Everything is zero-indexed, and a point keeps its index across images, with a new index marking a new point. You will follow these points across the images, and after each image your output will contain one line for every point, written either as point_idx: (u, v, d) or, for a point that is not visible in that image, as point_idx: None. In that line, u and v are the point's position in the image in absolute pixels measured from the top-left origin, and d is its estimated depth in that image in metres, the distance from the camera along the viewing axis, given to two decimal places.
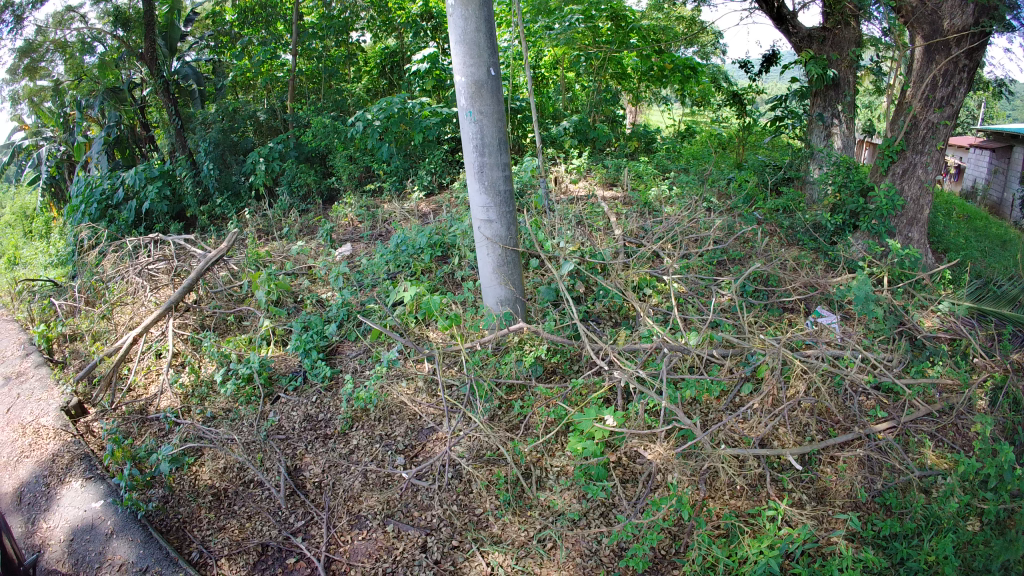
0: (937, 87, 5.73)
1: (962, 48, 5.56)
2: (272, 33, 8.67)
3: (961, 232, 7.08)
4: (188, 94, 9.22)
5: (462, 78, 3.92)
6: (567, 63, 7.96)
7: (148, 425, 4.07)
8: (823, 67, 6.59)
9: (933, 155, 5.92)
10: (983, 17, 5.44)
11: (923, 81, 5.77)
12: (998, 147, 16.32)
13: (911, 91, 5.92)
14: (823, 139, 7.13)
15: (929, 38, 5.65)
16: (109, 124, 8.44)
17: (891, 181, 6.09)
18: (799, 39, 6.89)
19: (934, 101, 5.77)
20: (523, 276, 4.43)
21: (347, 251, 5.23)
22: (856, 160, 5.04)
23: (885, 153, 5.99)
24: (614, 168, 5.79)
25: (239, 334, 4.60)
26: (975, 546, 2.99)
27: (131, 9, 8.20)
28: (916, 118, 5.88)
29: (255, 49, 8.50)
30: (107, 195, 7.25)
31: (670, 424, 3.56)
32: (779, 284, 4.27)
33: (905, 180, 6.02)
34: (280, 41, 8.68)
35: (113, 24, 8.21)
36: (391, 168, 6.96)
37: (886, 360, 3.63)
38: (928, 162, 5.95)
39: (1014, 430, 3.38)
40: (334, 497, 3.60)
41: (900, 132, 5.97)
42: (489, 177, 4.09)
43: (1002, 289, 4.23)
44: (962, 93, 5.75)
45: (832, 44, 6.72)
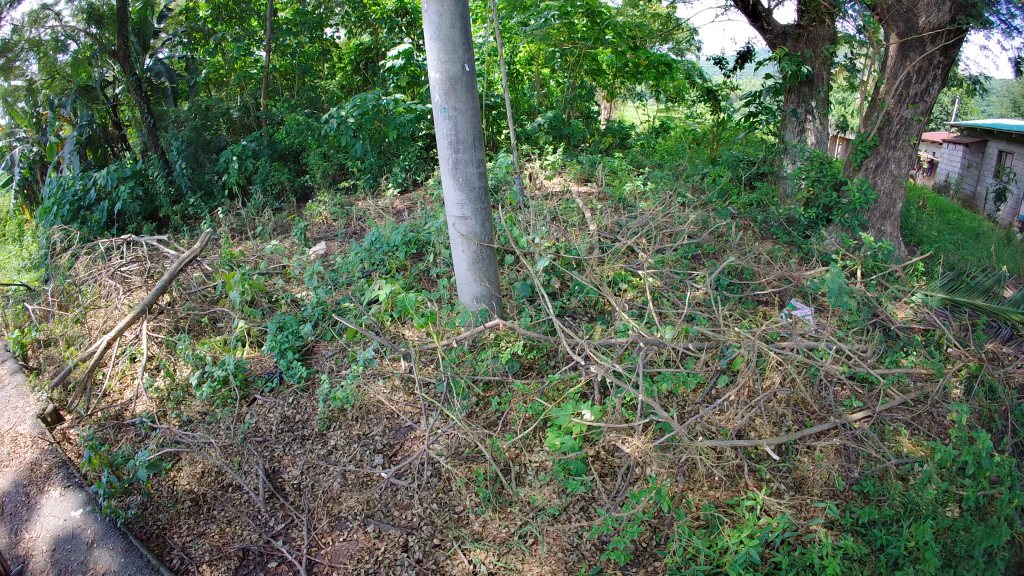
0: (911, 84, 5.85)
1: (937, 46, 5.68)
2: (246, 30, 8.57)
3: (934, 225, 7.20)
4: (160, 91, 8.81)
5: (436, 75, 3.92)
6: (542, 60, 7.96)
7: (125, 431, 3.97)
8: (798, 63, 6.69)
9: (904, 151, 6.05)
10: (960, 14, 5.58)
11: (897, 77, 5.89)
12: (971, 141, 16.74)
13: (885, 86, 6.04)
14: (796, 135, 7.26)
15: (904, 36, 5.76)
16: (80, 123, 8.30)
17: (864, 176, 6.22)
18: (773, 36, 6.99)
19: (907, 98, 5.88)
20: (498, 273, 4.42)
21: (322, 249, 5.14)
22: (829, 155, 5.17)
23: (858, 148, 6.08)
24: (588, 164, 5.82)
25: (214, 336, 4.50)
26: (956, 531, 3.02)
27: (105, 6, 7.87)
28: (889, 114, 6.01)
29: (228, 46, 8.43)
30: (79, 196, 7.08)
31: (647, 417, 3.60)
32: (754, 277, 4.31)
33: (878, 174, 6.15)
34: (253, 38, 8.55)
35: (87, 22, 7.89)
36: (366, 164, 6.85)
37: (861, 351, 3.66)
38: (900, 157, 6.08)
39: (991, 417, 3.38)
40: (314, 499, 3.57)
41: (873, 128, 6.08)
42: (463, 174, 4.09)
43: (976, 280, 4.28)
44: (935, 90, 5.90)
45: (806, 41, 6.82)
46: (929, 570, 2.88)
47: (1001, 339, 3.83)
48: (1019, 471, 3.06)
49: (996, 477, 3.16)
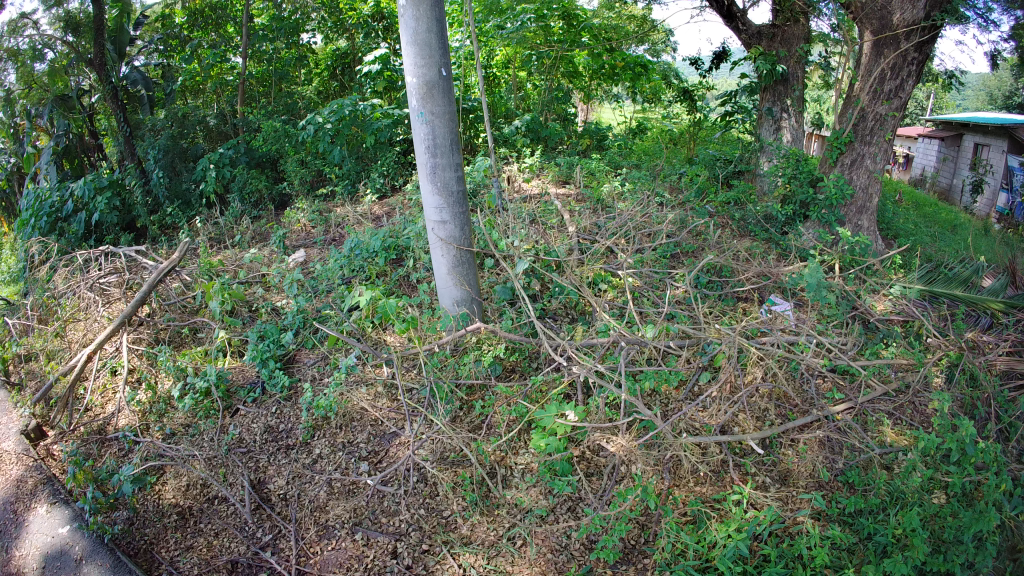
0: (885, 80, 5.96)
1: (911, 43, 5.75)
2: (221, 37, 8.45)
3: (910, 219, 7.32)
4: (136, 99, 8.67)
5: (413, 79, 3.91)
6: (519, 62, 7.95)
7: (108, 445, 3.90)
8: (772, 62, 6.84)
9: (879, 146, 6.13)
10: (934, 11, 5.72)
11: (871, 74, 5.99)
12: (947, 135, 16.77)
13: (859, 84, 6.15)
14: (773, 133, 7.37)
15: (878, 33, 5.86)
16: (57, 133, 8.15)
17: (839, 172, 6.29)
18: (749, 36, 7.10)
19: (881, 94, 6.00)
20: (478, 276, 4.41)
21: (301, 257, 5.09)
22: (804, 153, 5.25)
23: (834, 144, 6.17)
24: (566, 166, 5.83)
25: (195, 347, 4.43)
26: (943, 517, 3.09)
27: (82, 14, 7.74)
28: (864, 110, 6.10)
29: (204, 54, 8.17)
30: (56, 207, 6.91)
31: (631, 416, 3.65)
32: (733, 275, 4.35)
33: (854, 170, 6.23)
34: (229, 44, 8.45)
35: (64, 31, 7.74)
36: (343, 171, 6.84)
37: (841, 344, 3.73)
38: (875, 153, 6.15)
39: (973, 405, 3.44)
40: (301, 509, 3.54)
41: (848, 125, 6.18)
42: (441, 178, 4.08)
43: (953, 272, 4.37)
44: (909, 86, 5.99)
45: (782, 40, 6.99)
46: (918, 556, 2.94)
47: (981, 328, 3.92)
48: (1003, 457, 3.13)
49: (981, 463, 3.24)
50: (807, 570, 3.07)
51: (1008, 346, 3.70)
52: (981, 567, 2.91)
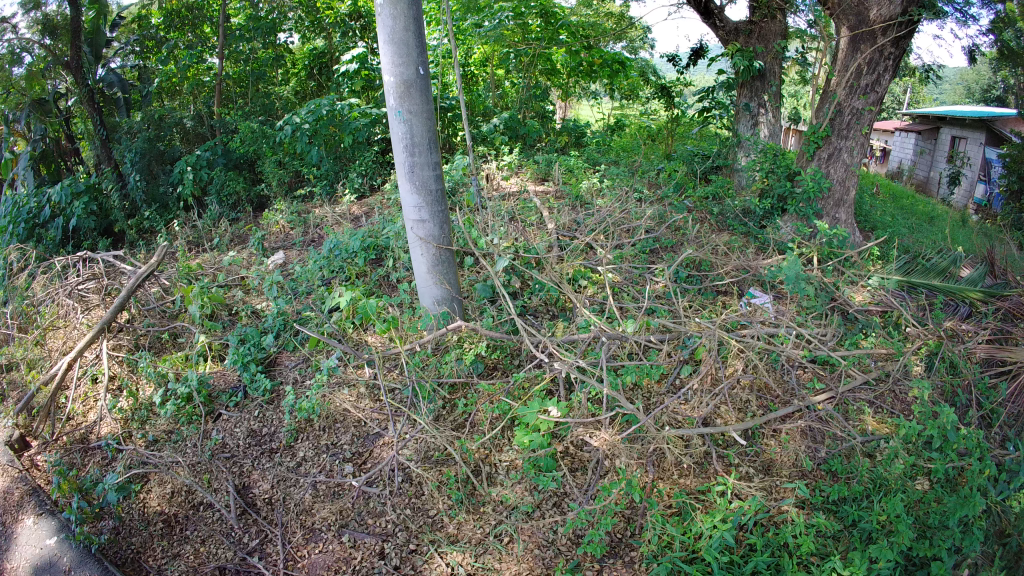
0: (862, 74, 6.01)
1: (887, 38, 5.82)
2: (198, 37, 8.36)
3: (887, 212, 7.47)
4: (112, 102, 8.47)
5: (390, 78, 3.89)
6: (496, 61, 7.93)
7: (91, 454, 3.86)
8: (749, 59, 7.10)
9: (857, 140, 6.21)
10: (911, 7, 5.72)
11: (848, 69, 6.04)
12: (924, 130, 17.50)
13: (836, 79, 6.19)
14: (751, 128, 7.48)
15: (855, 28, 5.93)
16: (34, 138, 7.72)
17: (817, 166, 6.38)
18: (726, 33, 7.44)
19: (858, 89, 6.05)
20: (458, 275, 4.40)
21: (280, 258, 5.05)
22: (781, 147, 5.32)
23: (811, 138, 6.25)
24: (545, 164, 5.85)
25: (175, 352, 4.35)
26: (926, 503, 3.17)
27: (59, 16, 7.68)
28: (841, 105, 6.16)
29: (183, 55, 8.14)
30: (32, 213, 6.68)
31: (613, 410, 3.69)
32: (711, 269, 4.40)
33: (831, 164, 6.31)
34: (206, 45, 8.38)
35: (41, 33, 7.67)
36: (321, 171, 6.78)
37: (821, 335, 3.80)
38: (852, 147, 6.24)
39: (953, 393, 3.51)
40: (286, 512, 3.51)
41: (825, 119, 6.24)
42: (420, 177, 4.07)
43: (931, 262, 4.46)
44: (886, 81, 6.05)
45: (758, 36, 7.30)
46: (903, 542, 3.02)
47: (960, 316, 4.02)
48: (985, 442, 3.22)
49: (962, 449, 3.32)
50: (793, 559, 3.13)
51: (988, 333, 3.82)
52: (968, 551, 2.97)
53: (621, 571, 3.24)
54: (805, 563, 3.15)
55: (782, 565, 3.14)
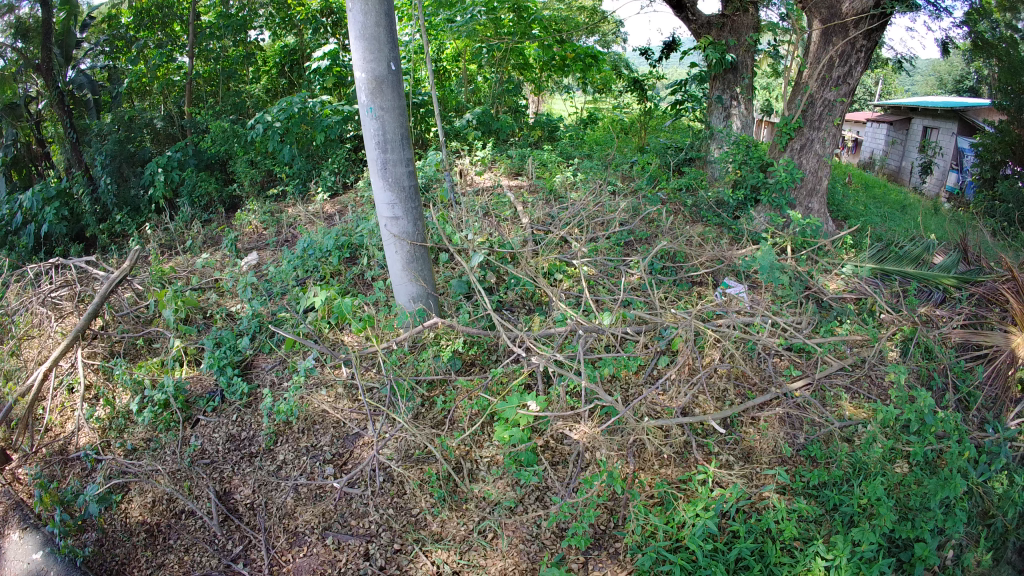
0: (834, 67, 6.09)
1: (860, 30, 5.89)
2: (168, 36, 8.32)
3: (860, 201, 7.59)
4: (82, 104, 8.60)
5: (362, 74, 3.84)
6: (469, 55, 7.83)
7: (71, 465, 3.81)
8: (722, 52, 6.98)
9: (829, 131, 6.27)
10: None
11: (821, 62, 6.14)
12: (896, 120, 17.87)
13: (808, 71, 6.29)
14: (723, 121, 7.53)
15: (828, 22, 6.02)
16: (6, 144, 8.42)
17: (790, 157, 6.45)
18: (699, 26, 7.33)
19: (830, 81, 6.15)
20: (433, 271, 4.37)
21: (254, 260, 4.96)
22: (754, 139, 5.37)
23: (784, 130, 6.29)
24: (518, 159, 5.85)
25: (151, 358, 4.26)
26: (906, 485, 3.25)
27: (32, 18, 7.67)
28: (813, 97, 6.24)
29: (153, 54, 8.17)
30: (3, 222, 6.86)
31: (593, 402, 3.67)
32: (686, 260, 4.45)
33: (803, 155, 6.38)
34: (176, 43, 8.32)
35: (14, 36, 7.69)
36: (293, 170, 6.67)
37: (796, 323, 3.90)
38: (824, 138, 6.31)
39: (930, 376, 3.66)
40: (268, 517, 3.47)
41: (798, 111, 6.30)
42: (393, 174, 4.03)
43: (904, 250, 4.56)
44: (858, 72, 6.13)
45: (731, 30, 7.18)
46: (885, 524, 3.11)
47: (934, 302, 4.12)
48: (962, 425, 3.34)
49: (941, 432, 3.42)
50: (776, 543, 3.15)
51: (962, 318, 3.94)
52: (951, 532, 3.08)
53: (606, 564, 3.25)
54: (788, 548, 3.18)
55: (766, 550, 3.14)
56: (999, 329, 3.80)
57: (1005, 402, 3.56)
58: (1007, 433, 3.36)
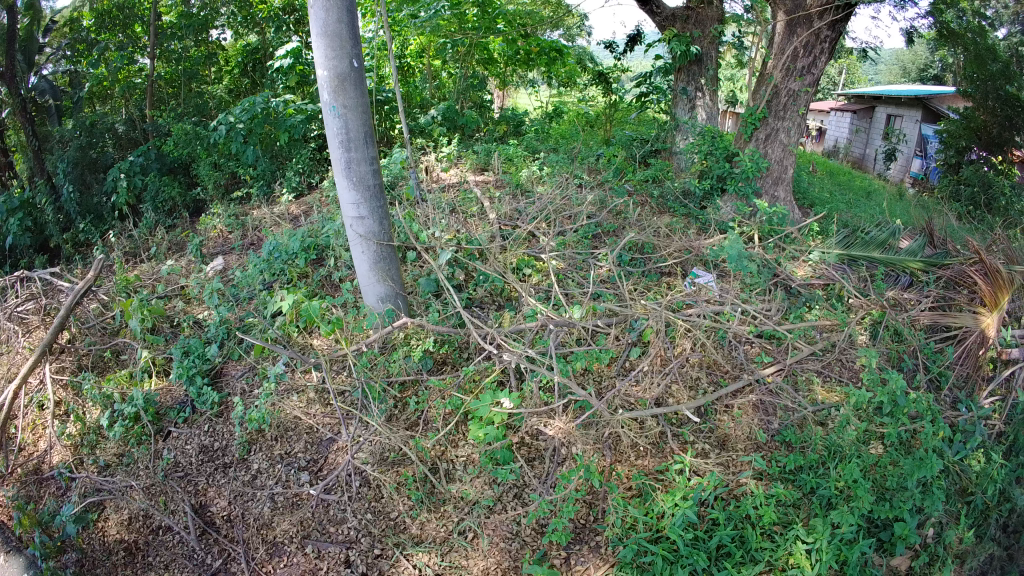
0: (798, 58, 6.18)
1: (824, 21, 5.97)
2: (129, 37, 8.05)
3: (826, 189, 7.80)
4: (45, 111, 9.30)
5: (324, 72, 3.73)
6: (433, 51, 7.72)
7: (45, 485, 3.75)
8: (687, 44, 7.10)
9: (793, 120, 6.40)
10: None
11: (785, 52, 6.22)
12: (859, 108, 18.33)
13: (773, 62, 6.38)
14: (687, 112, 7.62)
15: (792, 14, 6.10)
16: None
17: (756, 147, 6.57)
18: (663, 19, 7.45)
19: (795, 71, 6.23)
20: (401, 270, 4.29)
21: (220, 265, 4.87)
22: (718, 130, 5.45)
23: (749, 120, 6.42)
24: (484, 154, 5.87)
25: (119, 370, 4.15)
26: (882, 466, 3.32)
27: None
28: (777, 87, 6.36)
29: (112, 55, 8.03)
30: None
31: (566, 396, 3.64)
32: (654, 251, 4.52)
33: (769, 144, 6.50)
34: (137, 45, 8.08)
35: None
36: (258, 171, 6.54)
37: (765, 311, 3.99)
38: (789, 127, 6.44)
39: (899, 357, 3.77)
40: (246, 528, 3.41)
41: (762, 101, 6.44)
42: (357, 172, 3.93)
43: (870, 235, 4.69)
44: (823, 63, 6.21)
45: (695, 22, 7.31)
46: (864, 506, 3.18)
47: (901, 285, 4.30)
48: (935, 406, 3.46)
49: (914, 413, 3.52)
50: (757, 530, 3.17)
51: (931, 301, 4.10)
52: (930, 510, 3.21)
53: (589, 558, 3.20)
54: (769, 533, 3.20)
55: (746, 536, 3.15)
56: (968, 311, 3.95)
57: (977, 380, 3.72)
58: (980, 412, 3.53)
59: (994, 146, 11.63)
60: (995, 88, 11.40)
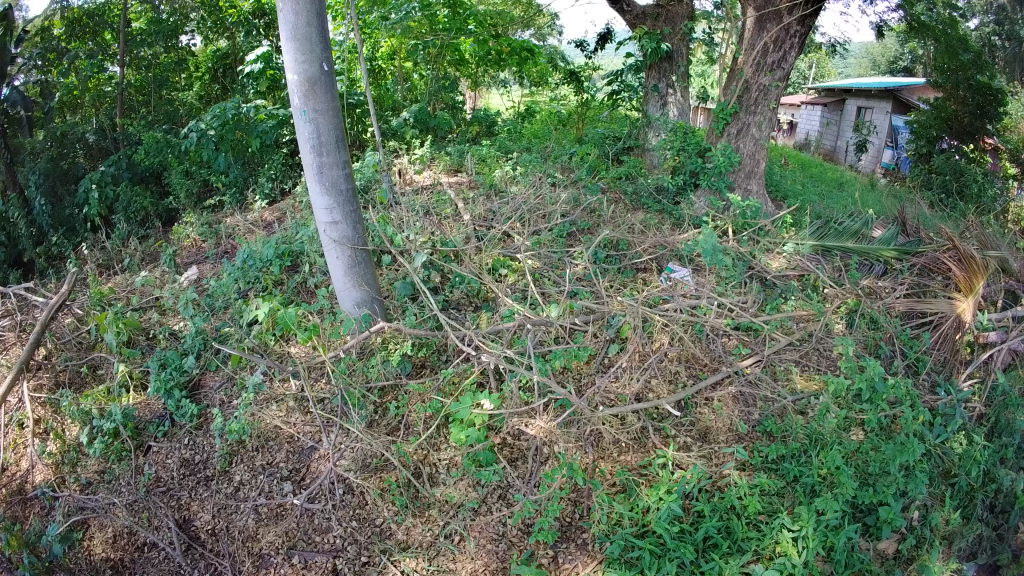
0: (768, 53, 6.29)
1: (793, 17, 6.08)
2: (100, 45, 7.92)
3: (798, 180, 7.98)
4: (15, 122, 7.86)
5: (294, 76, 3.64)
6: (405, 53, 7.68)
7: (30, 505, 3.72)
8: (657, 42, 7.18)
9: (764, 115, 6.49)
10: None
11: (755, 48, 6.34)
12: (831, 102, 18.75)
13: (743, 58, 6.47)
14: (659, 109, 7.66)
15: (762, 10, 6.20)
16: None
17: (728, 141, 6.63)
18: (634, 17, 7.56)
19: (765, 66, 6.33)
20: (376, 274, 4.24)
21: (194, 274, 4.80)
22: (690, 126, 5.56)
23: (722, 116, 6.44)
24: (458, 155, 5.90)
25: (96, 386, 4.07)
26: (864, 452, 3.37)
27: None
28: (748, 82, 6.45)
29: (81, 64, 7.74)
30: None
31: (546, 396, 3.58)
32: (629, 247, 4.57)
33: (740, 138, 6.57)
34: (107, 52, 7.97)
35: None
36: (230, 179, 6.39)
37: (741, 304, 4.04)
38: (760, 121, 6.52)
39: (876, 345, 3.88)
40: (231, 542, 3.36)
41: (733, 97, 6.51)
42: (329, 177, 3.85)
43: (843, 226, 4.80)
44: (792, 58, 6.35)
45: (665, 20, 7.45)
46: (848, 492, 3.22)
47: (875, 274, 4.41)
48: (913, 391, 3.55)
49: (892, 398, 3.59)
50: (741, 519, 3.16)
51: (905, 288, 4.23)
52: (913, 493, 3.28)
53: (576, 556, 3.17)
54: (754, 522, 3.19)
55: (732, 527, 3.14)
56: (943, 297, 4.10)
57: (953, 364, 3.85)
58: (960, 395, 3.63)
59: (966, 135, 11.95)
60: (966, 78, 11.61)
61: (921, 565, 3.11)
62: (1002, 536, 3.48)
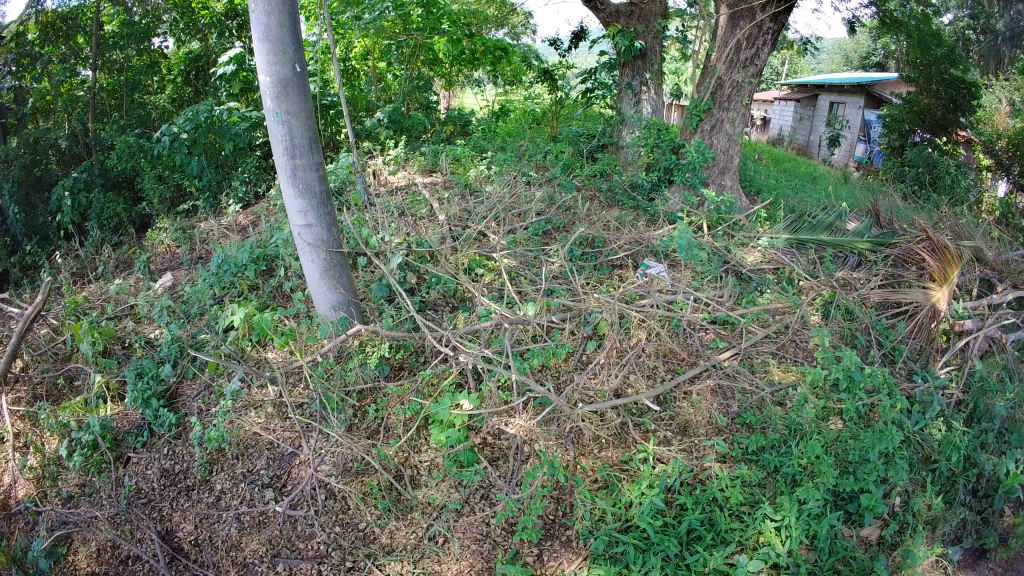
0: (741, 50, 6.37)
1: (766, 13, 6.18)
2: (72, 49, 7.65)
3: (771, 175, 8.10)
4: None
5: (266, 77, 3.58)
6: (379, 53, 7.63)
7: (14, 521, 3.67)
8: (630, 39, 7.23)
9: (736, 111, 6.57)
10: None
11: (728, 45, 6.41)
12: (803, 97, 19.11)
13: (716, 55, 6.53)
14: (633, 106, 7.74)
15: (735, 7, 6.27)
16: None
17: (701, 138, 6.72)
18: (608, 15, 7.58)
19: (738, 63, 6.41)
20: (351, 277, 4.18)
21: (169, 281, 4.74)
22: (664, 123, 5.64)
23: (695, 113, 6.54)
24: (432, 155, 5.89)
25: (73, 398, 4.01)
26: (842, 440, 3.44)
27: None
28: (721, 79, 6.52)
29: (54, 68, 7.61)
30: None
31: (525, 394, 3.55)
32: (605, 244, 4.61)
33: (714, 134, 6.65)
34: (80, 57, 7.74)
35: None
36: (203, 183, 6.35)
37: (717, 298, 4.09)
38: (732, 117, 6.60)
39: (851, 335, 3.96)
40: (215, 552, 3.31)
41: (706, 93, 6.57)
42: (303, 180, 3.79)
43: (816, 219, 4.88)
44: (765, 54, 6.44)
45: (639, 18, 7.45)
46: (829, 480, 3.29)
47: (849, 265, 4.51)
48: (890, 380, 3.62)
49: (870, 387, 3.67)
50: (724, 511, 3.19)
51: (879, 279, 4.31)
52: (894, 480, 3.36)
53: (561, 553, 3.13)
54: (737, 513, 3.21)
55: (715, 518, 3.15)
56: (918, 286, 4.21)
57: (929, 352, 3.95)
58: (936, 383, 3.71)
59: (939, 128, 12.10)
60: (939, 72, 11.89)
61: (905, 550, 3.21)
62: (987, 520, 3.58)
